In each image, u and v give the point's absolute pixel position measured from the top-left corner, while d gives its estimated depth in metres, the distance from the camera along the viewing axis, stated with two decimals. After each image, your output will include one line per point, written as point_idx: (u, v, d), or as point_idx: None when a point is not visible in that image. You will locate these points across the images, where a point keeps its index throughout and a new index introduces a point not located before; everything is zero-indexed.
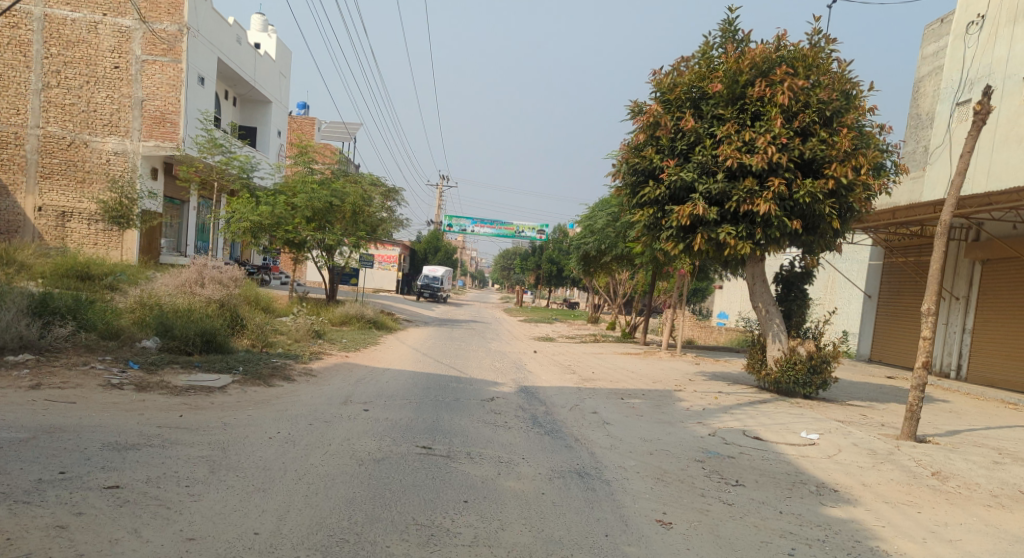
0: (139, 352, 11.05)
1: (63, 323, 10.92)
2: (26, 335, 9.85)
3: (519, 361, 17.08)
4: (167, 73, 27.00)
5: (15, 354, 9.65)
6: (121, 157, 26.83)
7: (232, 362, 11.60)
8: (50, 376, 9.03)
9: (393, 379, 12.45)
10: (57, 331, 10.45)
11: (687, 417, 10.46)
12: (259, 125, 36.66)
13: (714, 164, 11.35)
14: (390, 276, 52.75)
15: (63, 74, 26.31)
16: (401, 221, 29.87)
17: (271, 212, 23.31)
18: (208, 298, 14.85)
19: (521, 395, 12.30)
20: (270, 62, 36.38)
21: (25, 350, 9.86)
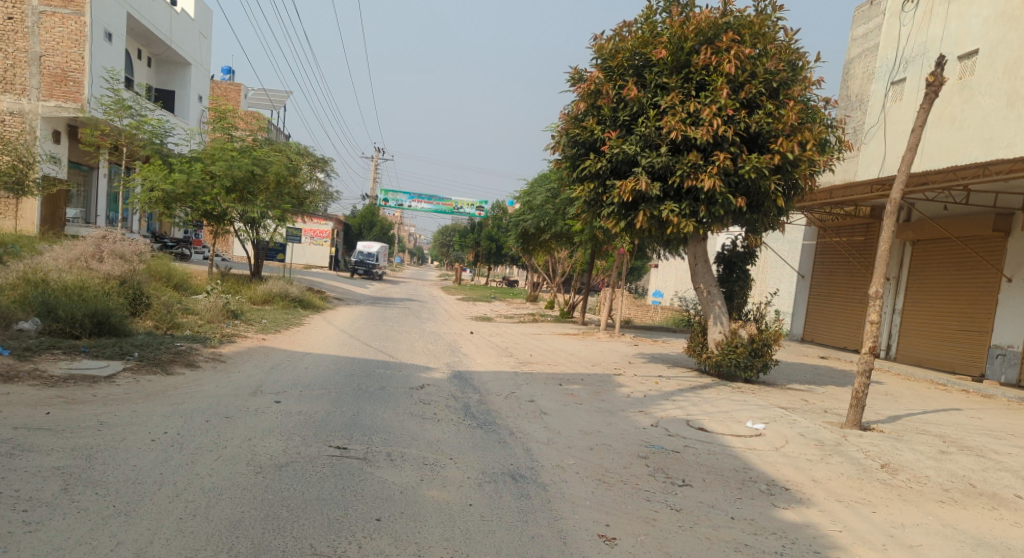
0: (13, 335, 9.55)
1: None
2: None
3: (453, 343, 16.21)
4: (69, 26, 24.43)
5: None
6: (18, 118, 24.20)
7: (127, 346, 10.21)
8: None
9: (312, 365, 11.37)
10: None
11: (628, 405, 9.85)
12: (177, 89, 34.16)
13: (657, 136, 10.67)
14: (322, 252, 50.76)
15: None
16: (331, 194, 28.37)
17: (187, 181, 21.52)
18: (106, 274, 13.28)
19: (453, 381, 11.45)
20: (189, 21, 33.86)
21: None
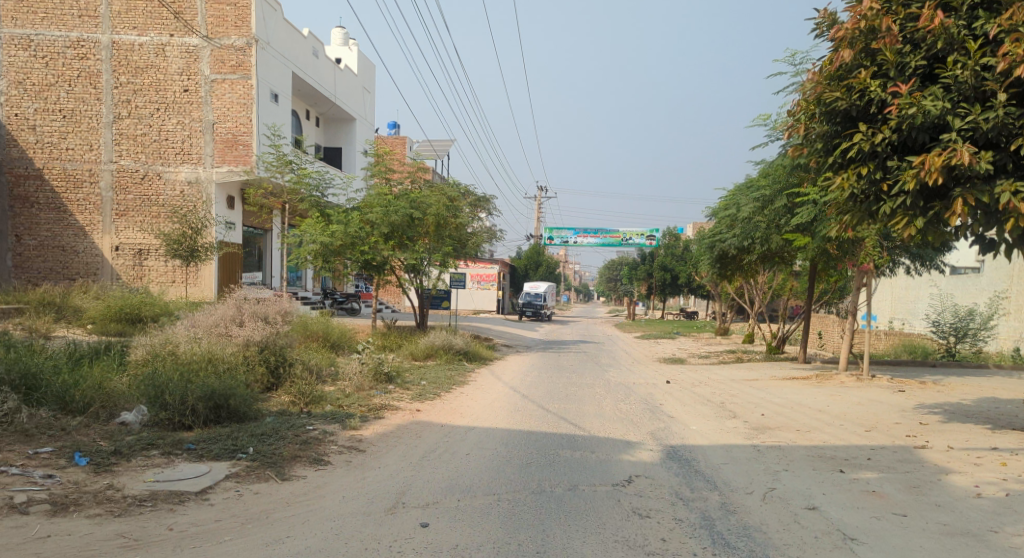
0: (111, 432, 7.04)
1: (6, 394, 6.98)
2: None
3: (652, 399, 12.61)
4: (237, 91, 23.55)
5: None
6: (196, 186, 23.43)
7: (243, 438, 7.55)
8: None
9: (475, 449, 8.35)
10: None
11: (997, 521, 5.75)
12: (343, 145, 34.39)
13: (987, 80, 6.66)
14: (489, 296, 49.28)
15: (132, 103, 23.23)
16: (494, 233, 26.06)
17: (345, 231, 20.07)
18: (243, 340, 10.87)
19: (674, 469, 7.89)
20: (352, 76, 33.87)
21: None
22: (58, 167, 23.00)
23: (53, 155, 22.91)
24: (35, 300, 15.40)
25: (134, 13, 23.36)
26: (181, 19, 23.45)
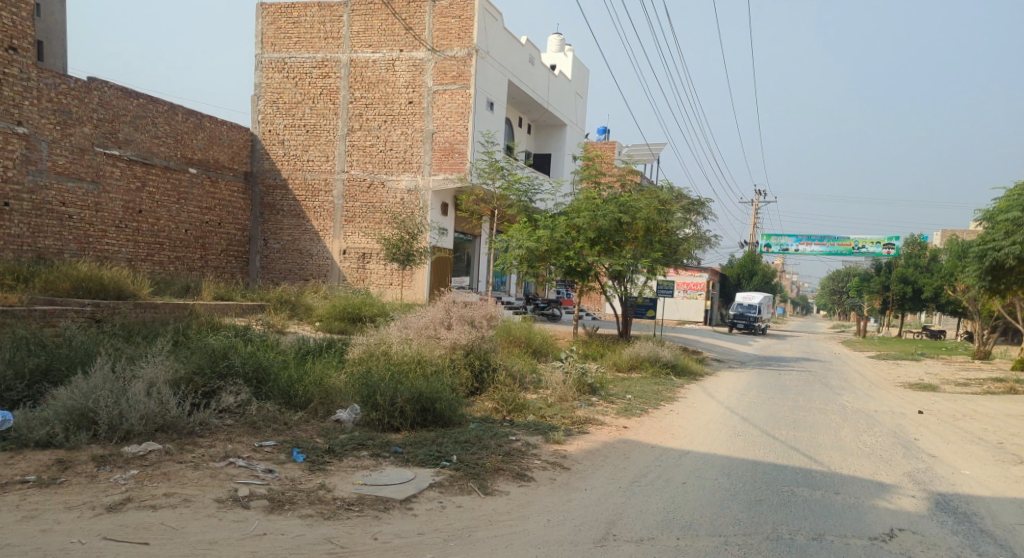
0: (326, 430, 7.13)
1: (239, 390, 7.24)
2: (156, 413, 5.90)
3: (903, 433, 10.60)
4: (456, 101, 24.48)
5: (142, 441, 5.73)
6: (414, 194, 24.87)
7: (447, 445, 7.31)
8: (154, 487, 5.07)
9: (693, 478, 7.38)
10: (206, 414, 6.44)
11: None
12: (552, 151, 34.71)
13: None
14: (696, 306, 46.96)
15: (364, 116, 25.29)
16: (706, 240, 24.40)
17: (551, 236, 19.93)
18: (450, 342, 10.90)
19: (952, 527, 6.28)
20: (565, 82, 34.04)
21: (162, 434, 5.97)
22: (301, 178, 25.69)
23: (296, 167, 25.63)
24: (277, 297, 17.06)
25: (370, 32, 25.40)
26: (411, 35, 25.01)
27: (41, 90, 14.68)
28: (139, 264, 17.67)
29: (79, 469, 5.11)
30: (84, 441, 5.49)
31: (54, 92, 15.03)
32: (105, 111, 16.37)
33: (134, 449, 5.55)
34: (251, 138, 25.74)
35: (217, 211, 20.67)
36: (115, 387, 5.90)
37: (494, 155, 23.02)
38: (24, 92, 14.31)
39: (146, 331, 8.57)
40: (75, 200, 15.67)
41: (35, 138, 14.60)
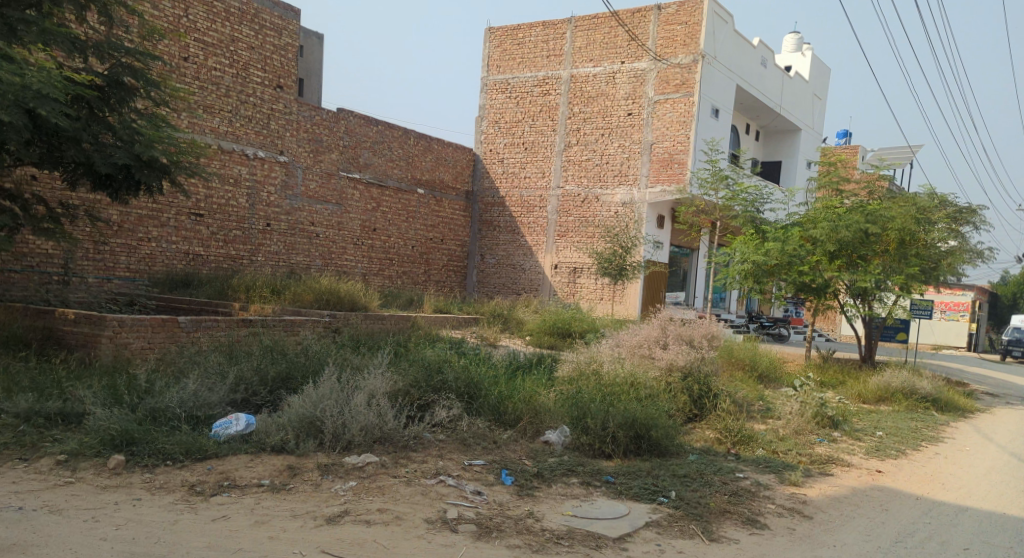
0: (534, 452, 6.74)
1: (450, 405, 7.12)
2: (375, 426, 5.92)
3: None
4: (677, 110, 23.52)
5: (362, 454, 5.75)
6: (629, 207, 24.28)
7: (663, 480, 6.59)
8: (370, 502, 5.00)
9: (978, 544, 5.87)
10: (420, 428, 6.37)
11: None
12: (783, 158, 32.05)
13: None
14: (955, 330, 40.41)
15: (581, 130, 25.37)
16: (979, 255, 20.53)
17: (781, 249, 18.11)
18: (666, 364, 9.95)
19: None
20: (802, 84, 31.27)
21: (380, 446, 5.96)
22: (518, 194, 26.41)
23: (513, 184, 26.46)
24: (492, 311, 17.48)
25: (592, 47, 25.43)
26: (633, 45, 24.55)
27: (300, 122, 16.56)
28: (372, 278, 19.15)
29: (305, 475, 5.21)
30: (312, 449, 5.63)
31: (310, 123, 16.89)
32: (349, 138, 18.06)
33: (355, 459, 5.60)
34: (472, 158, 27.01)
35: (440, 228, 21.94)
36: (339, 399, 6.03)
37: (719, 165, 21.60)
38: (287, 125, 16.24)
39: (371, 343, 8.93)
40: (322, 220, 17.40)
41: (293, 165, 16.47)
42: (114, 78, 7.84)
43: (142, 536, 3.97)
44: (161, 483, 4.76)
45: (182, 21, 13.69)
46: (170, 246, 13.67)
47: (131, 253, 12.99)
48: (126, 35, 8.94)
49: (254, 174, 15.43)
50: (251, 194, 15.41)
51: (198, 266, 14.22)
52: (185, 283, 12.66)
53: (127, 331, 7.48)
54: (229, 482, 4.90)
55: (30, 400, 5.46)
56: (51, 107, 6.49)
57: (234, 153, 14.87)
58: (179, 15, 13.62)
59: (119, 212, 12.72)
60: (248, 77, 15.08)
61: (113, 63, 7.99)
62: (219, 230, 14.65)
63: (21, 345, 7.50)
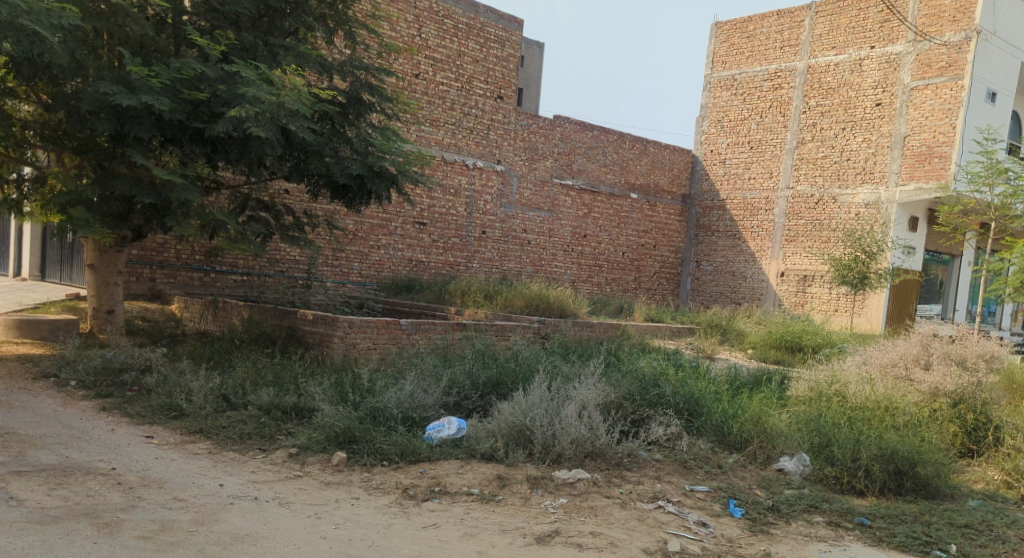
0: (768, 480, 5.71)
1: (665, 415, 6.32)
2: (586, 439, 5.36)
3: None
4: (942, 96, 17.55)
5: (573, 469, 5.22)
6: None
7: (930, 522, 5.31)
8: (580, 523, 4.50)
9: None
10: (635, 443, 5.75)
11: None
12: None
13: None
14: None
15: (818, 126, 19.90)
16: None
17: None
18: (928, 386, 8.27)
19: None
20: None
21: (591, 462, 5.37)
22: None
23: (736, 186, 21.51)
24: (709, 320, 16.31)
25: None
26: None
27: (517, 130, 16.88)
28: (582, 285, 18.89)
29: (515, 486, 4.87)
30: (522, 459, 5.23)
31: (527, 131, 17.18)
32: (564, 145, 18.09)
33: (565, 474, 5.10)
34: (692, 160, 22.51)
35: (653, 233, 21.17)
36: (549, 406, 5.61)
37: (996, 155, 15.48)
38: (505, 134, 16.66)
39: (584, 352, 8.51)
40: (534, 227, 17.54)
41: (509, 173, 16.82)
42: (354, 96, 8.36)
43: (358, 538, 3.90)
44: (378, 483, 4.78)
45: (416, 40, 14.56)
46: (396, 253, 14.58)
47: (363, 259, 14.06)
48: (367, 54, 9.58)
49: (473, 183, 16.00)
50: (469, 203, 15.98)
51: (420, 271, 15.01)
52: (408, 288, 13.38)
53: (356, 332, 7.93)
54: (435, 490, 4.74)
55: (270, 393, 5.82)
56: (300, 123, 6.98)
57: (456, 163, 15.53)
58: (413, 34, 14.53)
59: (355, 221, 13.82)
60: (471, 89, 15.71)
61: (353, 80, 8.52)
62: (439, 238, 15.36)
63: (269, 341, 8.25)
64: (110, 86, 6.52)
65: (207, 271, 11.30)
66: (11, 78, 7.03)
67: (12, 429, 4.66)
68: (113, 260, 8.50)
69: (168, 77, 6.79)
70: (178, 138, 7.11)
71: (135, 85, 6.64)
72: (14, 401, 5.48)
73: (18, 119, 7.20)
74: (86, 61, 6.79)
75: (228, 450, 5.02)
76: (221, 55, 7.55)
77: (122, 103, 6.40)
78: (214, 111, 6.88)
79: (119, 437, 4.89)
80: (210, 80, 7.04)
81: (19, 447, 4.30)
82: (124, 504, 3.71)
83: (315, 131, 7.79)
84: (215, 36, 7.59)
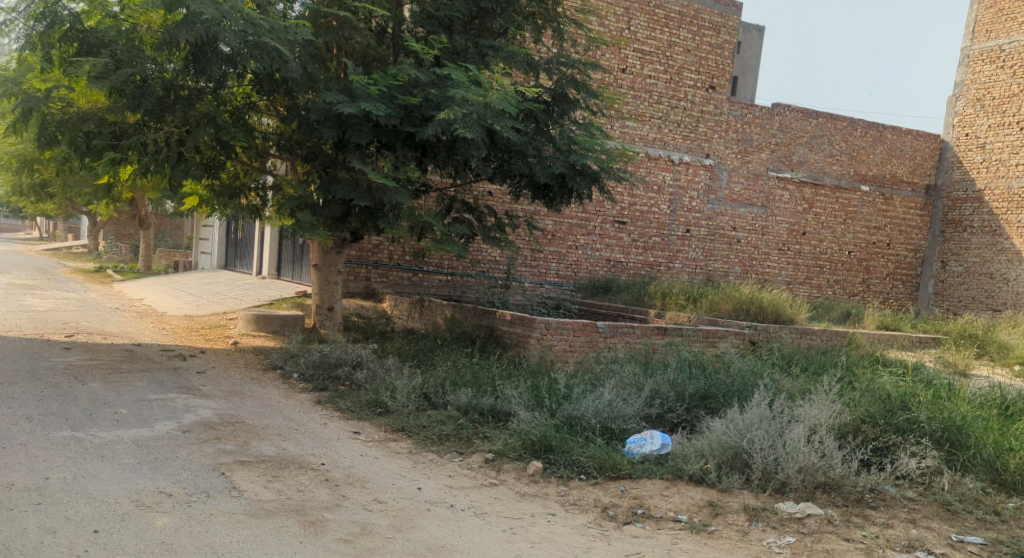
0: None
1: (920, 444, 5.19)
2: (817, 467, 4.52)
3: None
4: None
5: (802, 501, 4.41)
6: None
7: None
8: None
9: None
10: (879, 476, 4.77)
11: None
12: None
13: None
14: None
15: None
16: None
17: None
18: None
19: None
20: None
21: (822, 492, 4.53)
22: None
23: (998, 173, 17.50)
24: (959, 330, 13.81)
25: None
26: None
27: (730, 121, 15.65)
28: (798, 287, 17.01)
29: (730, 517, 4.19)
30: (738, 486, 4.54)
31: (741, 122, 15.84)
32: (784, 134, 16.41)
33: (790, 506, 4.31)
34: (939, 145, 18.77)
35: (887, 231, 18.25)
36: (773, 427, 4.86)
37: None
38: (715, 126, 15.52)
39: (809, 365, 7.43)
40: (744, 225, 16.12)
41: (719, 168, 15.65)
42: (560, 92, 8.02)
43: None
44: (575, 499, 4.40)
45: (625, 33, 14.10)
46: (594, 253, 14.24)
47: (561, 259, 13.92)
48: (574, 50, 9.34)
49: (678, 180, 15.13)
50: (672, 200, 15.17)
51: (618, 272, 14.53)
52: (606, 289, 12.97)
53: (552, 334, 7.75)
54: (638, 514, 4.20)
55: (468, 394, 5.77)
56: (506, 123, 6.80)
57: (660, 159, 14.83)
58: (622, 27, 14.07)
59: (554, 221, 13.73)
60: (681, 80, 14.87)
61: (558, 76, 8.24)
62: (639, 237, 14.75)
63: (468, 341, 8.32)
64: (335, 96, 6.84)
65: (415, 271, 11.83)
66: (256, 94, 7.84)
67: (242, 417, 5.01)
68: (333, 260, 9.13)
69: (386, 84, 7.04)
70: (392, 143, 7.35)
71: (356, 94, 6.95)
72: (246, 390, 5.96)
73: (261, 131, 7.95)
74: (317, 73, 7.25)
75: (427, 451, 5.00)
76: (434, 61, 7.68)
77: (344, 112, 6.70)
78: (425, 115, 6.99)
79: (330, 432, 5.07)
80: (423, 84, 7.19)
81: (245, 436, 4.58)
82: (329, 503, 3.73)
83: (519, 130, 7.61)
84: (429, 42, 7.79)
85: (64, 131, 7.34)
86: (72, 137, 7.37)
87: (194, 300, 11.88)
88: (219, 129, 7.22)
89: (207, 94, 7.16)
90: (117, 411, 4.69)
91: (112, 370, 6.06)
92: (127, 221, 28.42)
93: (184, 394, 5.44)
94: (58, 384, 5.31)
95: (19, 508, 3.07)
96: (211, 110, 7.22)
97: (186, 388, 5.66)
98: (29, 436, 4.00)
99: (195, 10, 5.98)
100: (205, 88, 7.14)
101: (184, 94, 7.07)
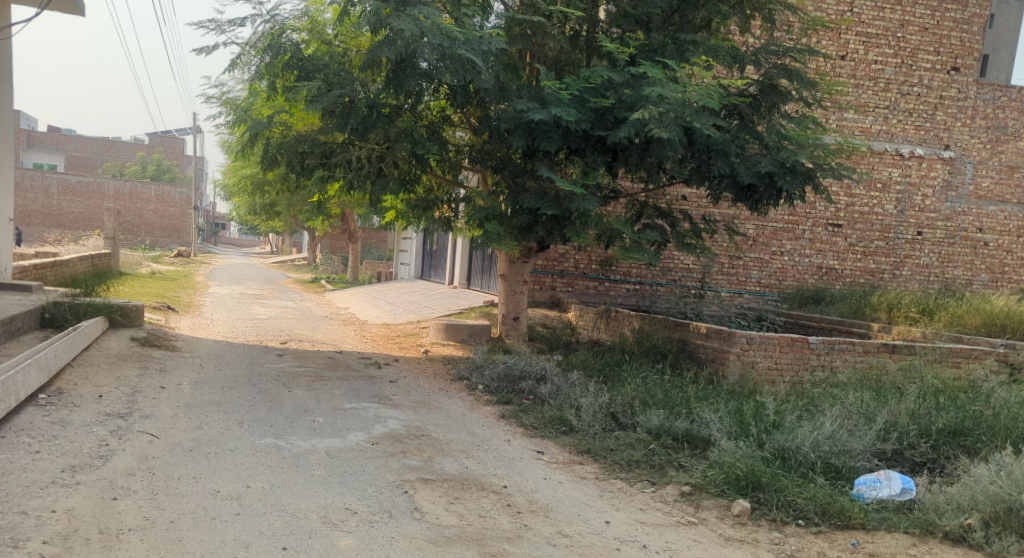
0: None
1: None
2: None
3: None
4: None
5: None
6: None
7: None
8: None
9: None
10: None
11: None
12: None
13: None
14: None
15: None
16: None
17: None
18: None
19: None
20: None
21: None
22: None
23: None
24: None
25: None
26: None
27: (978, 106, 13.26)
28: None
29: None
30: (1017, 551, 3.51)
31: (993, 107, 13.40)
32: None
33: None
34: None
35: None
36: None
37: None
38: (959, 113, 13.22)
39: None
40: (994, 226, 13.59)
41: (961, 160, 13.34)
42: (769, 83, 7.17)
43: None
44: (793, 549, 3.62)
45: (848, 14, 12.44)
46: (802, 259, 12.85)
47: (763, 267, 12.74)
48: (788, 36, 8.35)
49: (909, 176, 13.11)
50: (900, 199, 13.19)
51: (831, 281, 12.98)
52: (817, 301, 11.60)
53: (755, 349, 6.97)
54: None
55: (660, 416, 5.23)
56: (706, 120, 6.16)
57: (887, 153, 12.93)
58: (845, 8, 12.43)
59: (756, 226, 12.58)
60: (916, 63, 12.83)
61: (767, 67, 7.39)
62: (857, 242, 13.03)
63: (659, 355, 7.74)
64: (525, 103, 6.65)
65: (602, 280, 11.45)
66: (451, 108, 7.96)
67: (428, 430, 4.94)
68: (520, 270, 9.02)
69: (578, 88, 6.72)
70: (582, 148, 7.01)
71: (547, 99, 6.70)
72: (434, 401, 5.94)
73: (454, 144, 8.04)
74: (508, 82, 7.07)
75: (615, 478, 4.55)
76: (630, 59, 7.17)
77: (535, 119, 6.47)
78: (618, 117, 6.54)
79: (514, 451, 4.82)
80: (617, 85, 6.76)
81: (430, 451, 4.46)
82: (510, 534, 3.42)
83: (721, 128, 6.91)
84: (624, 40, 7.35)
85: (282, 151, 7.94)
86: (288, 157, 7.94)
87: (392, 309, 12.55)
88: (415, 143, 7.40)
89: (406, 110, 7.37)
90: (315, 419, 4.82)
91: (315, 376, 6.37)
92: (340, 235, 31.37)
93: (376, 404, 5.52)
94: (268, 390, 5.65)
95: (218, 518, 3.12)
96: (408, 126, 7.42)
97: (378, 397, 5.76)
98: (237, 441, 4.19)
99: (398, 27, 6.15)
100: (403, 105, 7.35)
101: (387, 112, 7.32)
